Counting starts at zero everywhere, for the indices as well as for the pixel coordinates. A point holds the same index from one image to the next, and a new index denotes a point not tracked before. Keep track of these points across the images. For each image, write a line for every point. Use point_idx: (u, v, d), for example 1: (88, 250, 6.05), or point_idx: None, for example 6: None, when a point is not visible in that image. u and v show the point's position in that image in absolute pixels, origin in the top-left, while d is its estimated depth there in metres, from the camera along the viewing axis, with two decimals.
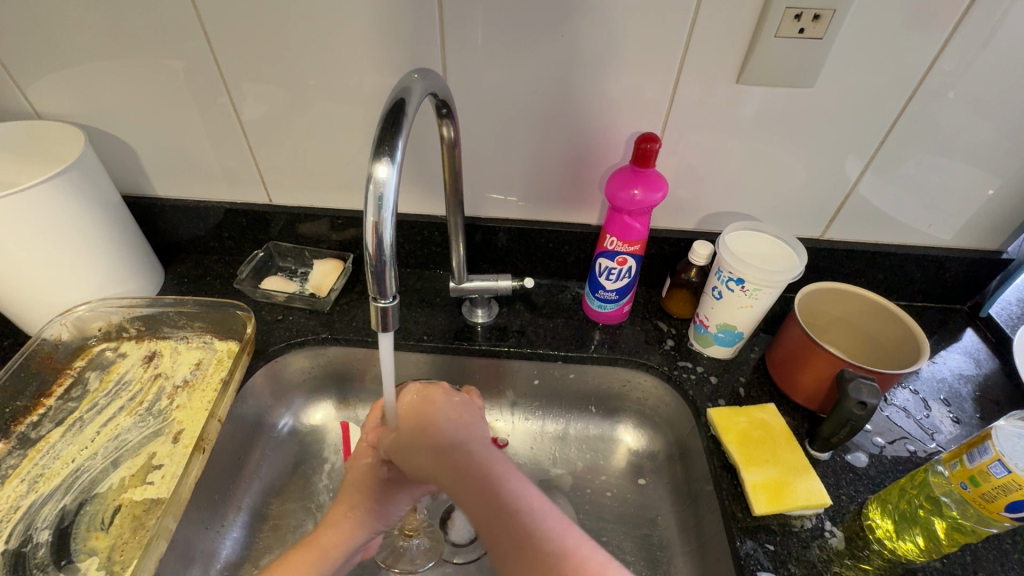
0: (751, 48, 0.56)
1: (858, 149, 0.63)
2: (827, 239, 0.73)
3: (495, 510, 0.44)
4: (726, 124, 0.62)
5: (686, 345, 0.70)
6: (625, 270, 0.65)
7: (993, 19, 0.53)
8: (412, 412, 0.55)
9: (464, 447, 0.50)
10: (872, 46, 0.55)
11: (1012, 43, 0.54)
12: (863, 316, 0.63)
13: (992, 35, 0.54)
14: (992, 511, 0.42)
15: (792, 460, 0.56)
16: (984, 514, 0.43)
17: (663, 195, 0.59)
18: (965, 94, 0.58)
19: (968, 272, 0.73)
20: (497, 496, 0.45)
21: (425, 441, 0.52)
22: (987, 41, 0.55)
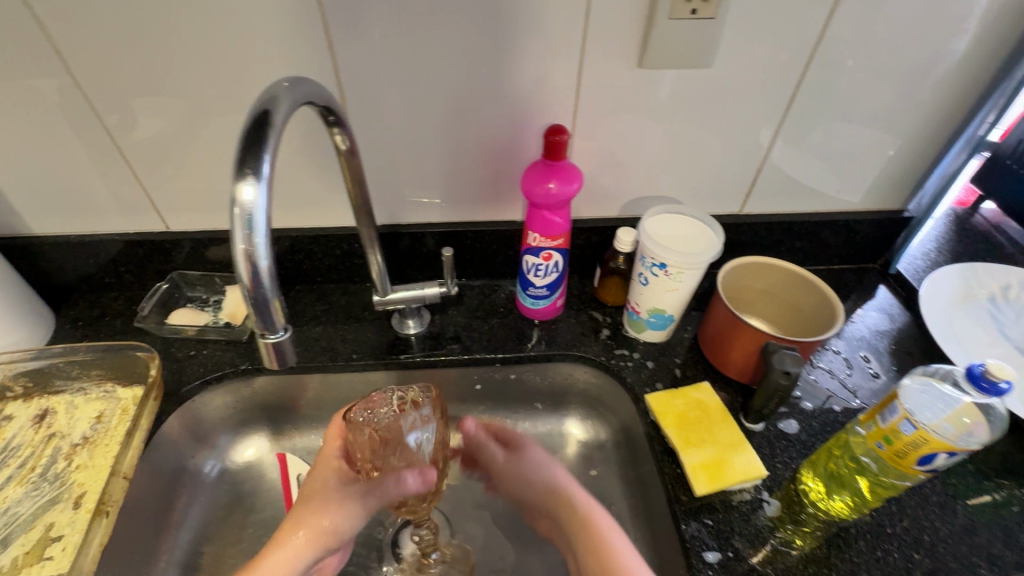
0: (647, 32, 0.55)
1: (762, 124, 0.65)
2: (746, 214, 0.74)
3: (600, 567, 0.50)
4: (634, 108, 0.62)
5: (622, 332, 0.70)
6: (552, 265, 0.64)
7: None
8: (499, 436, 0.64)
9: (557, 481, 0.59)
10: (763, 22, 0.56)
11: (889, 10, 0.56)
12: (787, 287, 0.64)
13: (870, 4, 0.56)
14: (907, 467, 0.43)
15: (727, 436, 0.56)
16: (900, 470, 0.44)
17: (579, 186, 0.58)
18: (853, 63, 0.60)
19: (875, 232, 0.77)
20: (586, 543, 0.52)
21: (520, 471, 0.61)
22: (866, 10, 0.56)
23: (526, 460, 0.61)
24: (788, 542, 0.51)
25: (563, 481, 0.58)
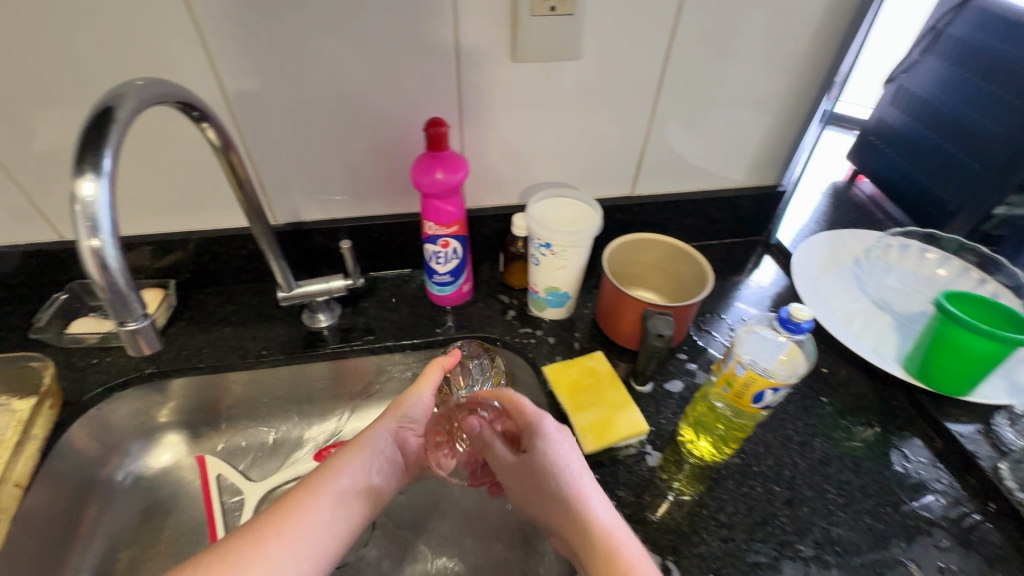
0: (514, 28, 0.59)
1: (638, 111, 0.70)
2: (638, 195, 0.80)
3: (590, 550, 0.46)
4: (516, 100, 0.65)
5: (527, 312, 0.74)
6: (451, 252, 0.67)
7: None
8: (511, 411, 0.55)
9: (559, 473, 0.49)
10: (620, 16, 0.61)
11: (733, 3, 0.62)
12: (670, 259, 0.70)
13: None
14: (746, 406, 0.48)
15: (615, 398, 0.61)
16: (742, 409, 0.49)
17: (465, 174, 0.61)
18: (710, 52, 0.66)
19: (756, 207, 0.84)
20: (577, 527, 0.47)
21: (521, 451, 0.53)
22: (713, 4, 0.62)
23: (543, 460, 0.50)
24: (677, 489, 0.56)
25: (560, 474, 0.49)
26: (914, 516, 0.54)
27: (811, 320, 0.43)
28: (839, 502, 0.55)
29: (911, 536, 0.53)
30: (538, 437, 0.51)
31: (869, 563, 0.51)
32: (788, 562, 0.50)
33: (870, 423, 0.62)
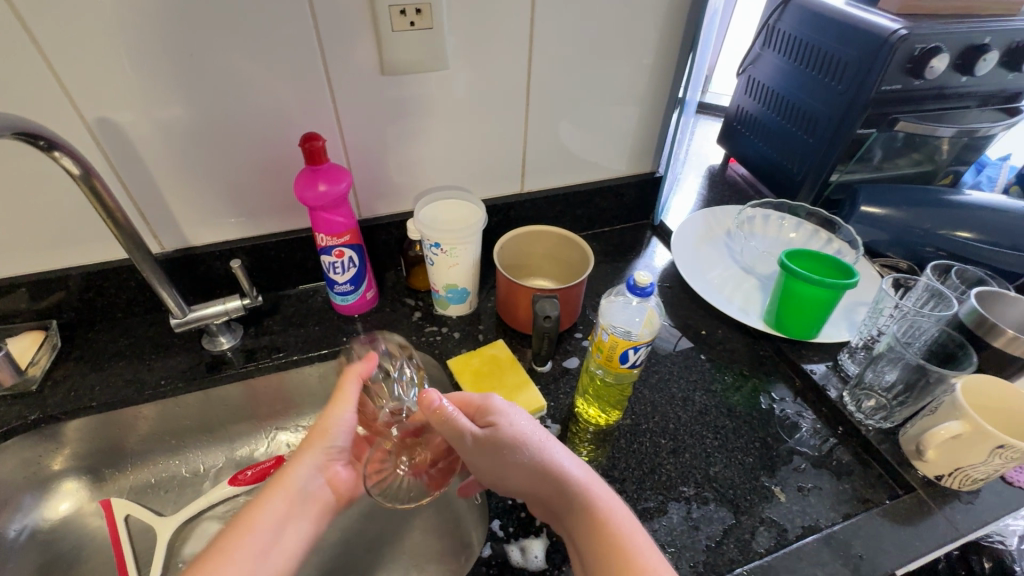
0: (378, 44, 0.62)
1: (513, 114, 0.75)
2: (528, 192, 0.85)
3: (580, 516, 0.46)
4: (393, 112, 0.68)
5: (432, 312, 0.77)
6: (348, 261, 0.69)
7: None
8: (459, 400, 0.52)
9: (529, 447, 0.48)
10: (479, 28, 0.65)
11: (582, 12, 0.68)
12: (558, 246, 0.75)
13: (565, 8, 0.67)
14: (617, 367, 0.54)
15: (514, 380, 0.65)
16: (616, 371, 0.55)
17: (349, 184, 0.64)
18: (569, 56, 0.72)
19: (638, 193, 0.91)
20: (560, 498, 0.47)
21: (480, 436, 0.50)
22: (563, 13, 0.67)
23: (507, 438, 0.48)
24: (576, 448, 0.61)
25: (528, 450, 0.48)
26: (779, 447, 0.62)
27: (652, 281, 0.50)
28: (715, 444, 0.62)
29: (777, 463, 0.60)
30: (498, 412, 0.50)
31: (741, 493, 0.57)
32: (673, 503, 0.56)
33: (741, 372, 0.70)
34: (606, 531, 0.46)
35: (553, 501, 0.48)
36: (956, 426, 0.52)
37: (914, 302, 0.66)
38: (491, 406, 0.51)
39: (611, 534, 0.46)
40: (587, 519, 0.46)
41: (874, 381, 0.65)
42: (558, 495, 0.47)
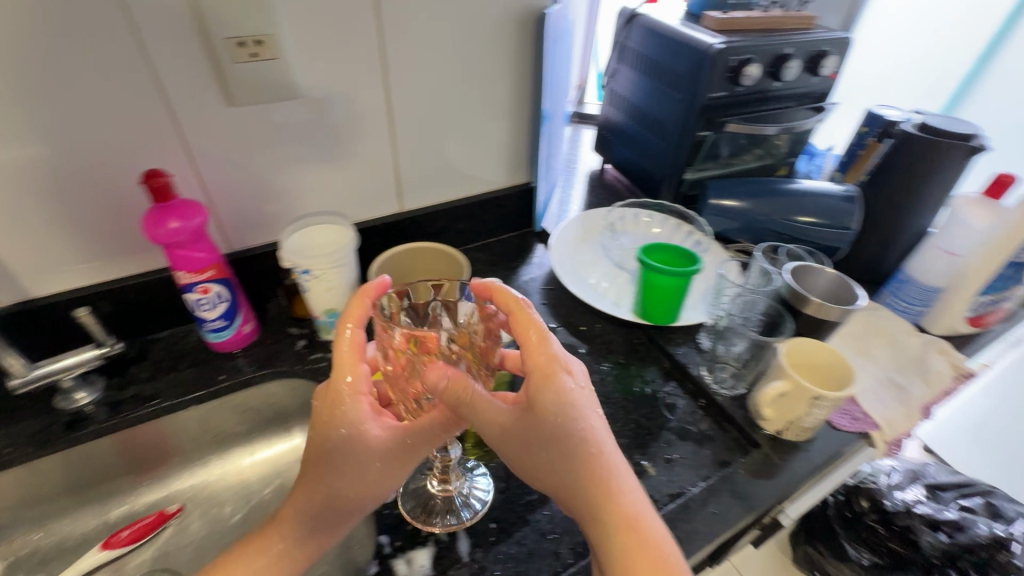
0: (218, 77, 0.60)
1: (379, 137, 0.76)
2: (409, 210, 0.86)
3: (614, 520, 0.44)
4: (249, 142, 0.67)
5: (317, 339, 0.76)
6: (216, 296, 0.67)
7: (404, 22, 0.67)
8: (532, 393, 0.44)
9: (586, 441, 0.44)
10: (328, 57, 0.65)
11: (432, 38, 0.71)
12: (437, 261, 0.77)
13: (414, 35, 0.69)
14: None
15: None
16: None
17: (205, 218, 0.62)
18: (426, 79, 0.74)
19: (517, 203, 0.96)
20: (600, 494, 0.44)
21: (536, 429, 0.44)
22: (413, 39, 0.69)
23: (567, 429, 0.44)
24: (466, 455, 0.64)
25: (589, 452, 0.44)
26: (649, 426, 0.67)
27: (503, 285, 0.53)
28: None
29: (648, 441, 0.66)
30: (558, 400, 0.44)
31: None
32: None
33: (616, 361, 0.76)
34: (630, 541, 0.43)
35: (590, 499, 0.44)
36: (780, 384, 0.60)
37: (749, 280, 0.74)
38: (555, 385, 0.44)
39: (649, 556, 0.42)
40: (618, 521, 0.43)
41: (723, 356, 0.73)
42: (600, 488, 0.44)
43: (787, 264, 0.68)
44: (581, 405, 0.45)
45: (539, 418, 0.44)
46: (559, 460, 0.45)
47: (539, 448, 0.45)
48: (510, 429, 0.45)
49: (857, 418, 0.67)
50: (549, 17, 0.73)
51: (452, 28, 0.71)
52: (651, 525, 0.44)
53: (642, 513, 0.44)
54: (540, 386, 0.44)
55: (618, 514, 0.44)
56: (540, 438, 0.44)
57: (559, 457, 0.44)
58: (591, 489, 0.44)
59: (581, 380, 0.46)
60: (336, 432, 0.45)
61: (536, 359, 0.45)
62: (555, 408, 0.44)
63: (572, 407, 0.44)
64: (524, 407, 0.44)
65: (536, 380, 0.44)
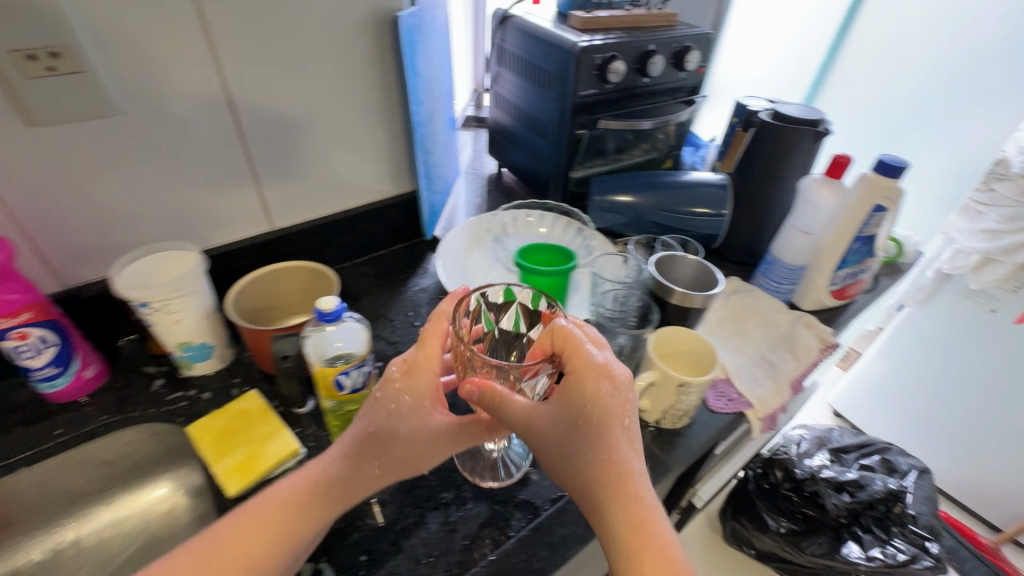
0: (11, 95, 0.53)
1: (231, 153, 0.71)
2: (280, 228, 0.81)
3: (620, 513, 0.39)
4: (67, 167, 0.60)
5: (177, 377, 0.69)
6: (40, 341, 0.59)
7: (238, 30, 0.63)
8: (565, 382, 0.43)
9: (614, 437, 0.41)
10: (151, 68, 0.60)
11: (275, 45, 0.67)
12: (306, 280, 0.73)
13: (254, 43, 0.65)
14: (337, 395, 0.53)
15: (263, 431, 0.61)
16: (338, 399, 0.54)
17: (9, 254, 0.54)
18: (277, 89, 0.70)
19: (403, 212, 0.93)
20: (606, 486, 0.40)
21: (564, 415, 0.42)
22: (253, 47, 0.65)
23: (592, 421, 0.41)
24: None
25: (609, 448, 0.41)
26: None
27: (339, 301, 0.49)
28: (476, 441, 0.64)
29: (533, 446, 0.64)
30: (591, 400, 0.42)
31: (499, 482, 0.60)
32: (431, 515, 0.57)
33: None
34: (641, 550, 0.38)
35: (600, 487, 0.40)
36: (650, 372, 0.60)
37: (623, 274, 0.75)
38: (592, 386, 0.42)
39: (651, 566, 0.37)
40: (624, 520, 0.39)
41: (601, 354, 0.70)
42: (612, 481, 0.40)
43: (651, 256, 0.69)
44: (608, 406, 0.42)
45: (569, 403, 0.42)
46: (571, 444, 0.42)
47: (571, 453, 0.41)
48: (552, 434, 0.42)
49: (732, 399, 0.69)
50: (402, 20, 0.71)
51: (299, 35, 0.68)
52: (660, 540, 0.38)
53: (654, 524, 0.39)
54: (588, 405, 0.42)
55: (625, 512, 0.39)
56: (549, 419, 0.42)
57: (576, 439, 0.41)
58: (601, 479, 0.40)
59: (622, 388, 0.43)
60: (403, 399, 0.47)
61: (575, 361, 0.43)
62: (594, 403, 0.42)
63: (596, 410, 0.42)
64: (564, 416, 0.42)
65: (570, 373, 0.43)
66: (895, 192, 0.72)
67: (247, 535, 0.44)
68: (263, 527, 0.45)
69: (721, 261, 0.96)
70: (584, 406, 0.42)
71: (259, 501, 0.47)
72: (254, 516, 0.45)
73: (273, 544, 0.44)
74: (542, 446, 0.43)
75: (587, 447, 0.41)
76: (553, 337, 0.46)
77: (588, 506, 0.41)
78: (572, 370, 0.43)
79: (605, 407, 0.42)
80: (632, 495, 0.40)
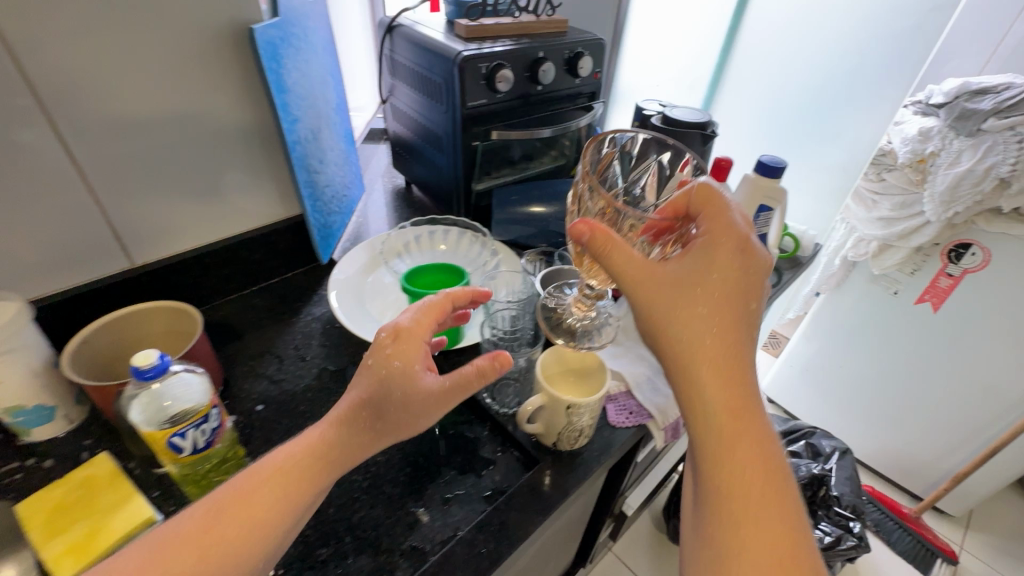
0: None
1: (66, 187, 0.62)
2: (142, 263, 0.73)
3: (728, 416, 0.41)
4: None
5: (12, 446, 0.60)
6: None
7: (53, 48, 0.55)
8: (712, 217, 0.45)
9: (732, 321, 0.42)
10: None
11: (104, 64, 0.59)
12: (167, 319, 0.66)
13: (76, 63, 0.57)
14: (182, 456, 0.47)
15: (110, 499, 0.53)
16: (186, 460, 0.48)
17: None
18: (116, 112, 0.62)
19: (292, 237, 0.87)
20: (726, 386, 0.41)
21: (684, 292, 0.43)
22: (77, 67, 0.58)
23: (745, 269, 0.44)
24: None
25: (730, 334, 0.42)
26: (427, 464, 0.62)
27: (150, 359, 0.43)
28: (362, 484, 0.59)
29: (424, 483, 0.60)
30: (740, 262, 0.44)
31: (383, 530, 0.55)
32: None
33: None
34: (740, 454, 0.41)
35: (708, 385, 0.41)
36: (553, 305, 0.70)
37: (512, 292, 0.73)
38: (741, 255, 0.44)
39: (755, 478, 0.41)
40: (736, 424, 0.41)
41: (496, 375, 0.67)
42: (722, 377, 0.42)
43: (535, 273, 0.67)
44: (748, 276, 0.44)
45: (702, 275, 0.43)
46: (681, 338, 0.42)
47: (682, 342, 0.42)
48: (665, 308, 0.43)
49: (632, 411, 0.68)
50: (257, 33, 0.65)
51: (137, 51, 0.61)
52: (764, 439, 0.42)
53: (761, 426, 0.42)
54: (724, 270, 0.43)
55: (731, 422, 0.41)
56: (669, 294, 0.43)
57: (683, 333, 0.42)
58: (717, 370, 0.42)
59: (755, 263, 0.44)
60: (394, 367, 0.45)
61: (716, 228, 0.45)
62: (739, 260, 0.44)
63: (743, 275, 0.43)
64: (694, 285, 0.43)
65: (717, 229, 0.45)
66: (778, 192, 0.72)
67: (251, 506, 0.39)
68: (275, 496, 0.40)
69: None
70: (707, 284, 0.43)
71: (267, 472, 0.41)
72: (257, 492, 0.40)
73: (281, 518, 0.40)
74: (644, 317, 0.44)
75: (720, 319, 0.43)
76: (692, 199, 0.47)
77: (691, 415, 0.42)
78: (711, 224, 0.45)
79: (751, 265, 0.44)
80: (733, 394, 0.42)
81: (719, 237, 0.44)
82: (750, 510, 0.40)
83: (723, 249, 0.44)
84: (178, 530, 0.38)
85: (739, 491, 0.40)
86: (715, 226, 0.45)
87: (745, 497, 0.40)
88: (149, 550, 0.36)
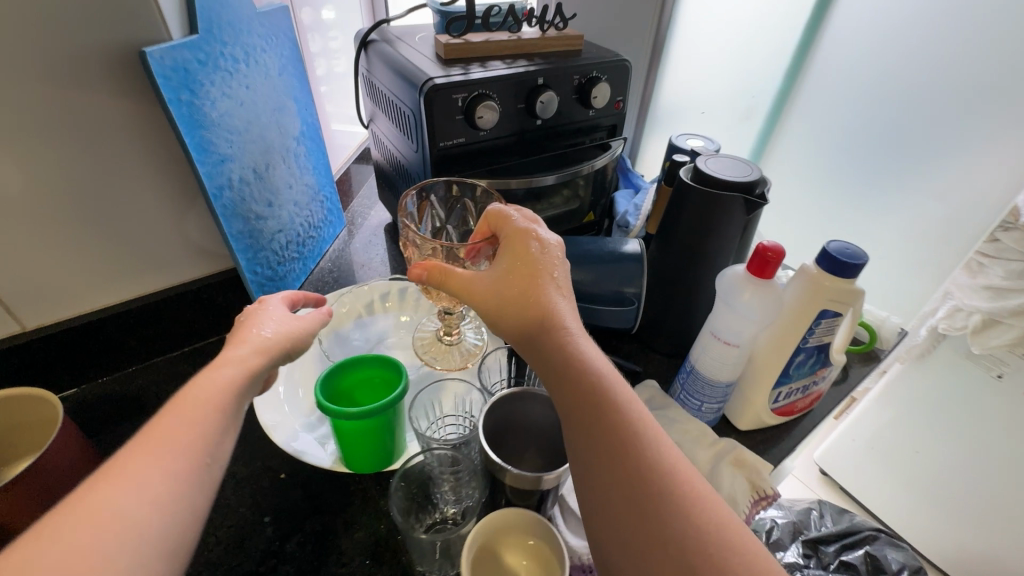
0: None
1: None
2: (35, 328, 0.61)
3: (580, 389, 0.40)
4: None
5: None
6: None
7: None
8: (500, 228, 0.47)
9: (549, 303, 0.43)
10: None
11: None
12: (25, 407, 0.53)
13: None
14: None
15: None
16: None
17: None
18: None
19: (231, 293, 0.73)
20: (567, 364, 0.41)
21: (502, 288, 0.44)
22: None
23: (545, 260, 0.45)
24: None
25: (550, 306, 0.43)
26: None
27: None
28: None
29: None
30: (543, 252, 0.45)
31: None
32: None
33: (313, 529, 0.54)
34: (602, 416, 0.39)
35: (548, 367, 0.41)
36: (429, 332, 0.72)
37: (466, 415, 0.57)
38: (536, 243, 0.45)
39: (623, 432, 0.38)
40: (584, 391, 0.40)
41: (419, 527, 0.49)
42: (558, 353, 0.41)
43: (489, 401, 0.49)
44: (553, 263, 0.45)
45: (511, 267, 0.44)
46: (511, 331, 0.43)
47: (516, 331, 0.43)
48: (488, 310, 0.44)
49: None
50: (148, 56, 0.51)
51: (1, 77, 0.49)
52: (619, 400, 0.40)
53: (613, 385, 0.41)
54: (527, 264, 0.44)
55: (580, 393, 0.40)
56: (493, 294, 0.44)
57: (513, 325, 0.43)
58: (551, 352, 0.41)
59: (550, 248, 0.45)
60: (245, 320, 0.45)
61: (507, 229, 0.46)
62: (540, 251, 0.45)
63: (543, 263, 0.44)
64: (507, 274, 0.44)
65: (512, 234, 0.46)
66: (852, 294, 0.50)
67: (168, 424, 0.33)
68: (193, 406, 0.35)
69: (643, 349, 0.75)
70: (513, 274, 0.44)
71: (193, 382, 0.37)
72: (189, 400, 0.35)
73: (206, 425, 0.34)
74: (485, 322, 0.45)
75: (536, 307, 0.42)
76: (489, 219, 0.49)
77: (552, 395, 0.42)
78: (505, 226, 0.47)
79: (552, 255, 0.45)
80: (588, 375, 0.40)
81: (512, 235, 0.46)
82: (621, 470, 0.37)
83: (522, 241, 0.45)
84: (129, 450, 0.31)
85: (611, 452, 0.38)
86: (510, 224, 0.47)
87: (613, 461, 0.38)
88: (114, 470, 0.30)
